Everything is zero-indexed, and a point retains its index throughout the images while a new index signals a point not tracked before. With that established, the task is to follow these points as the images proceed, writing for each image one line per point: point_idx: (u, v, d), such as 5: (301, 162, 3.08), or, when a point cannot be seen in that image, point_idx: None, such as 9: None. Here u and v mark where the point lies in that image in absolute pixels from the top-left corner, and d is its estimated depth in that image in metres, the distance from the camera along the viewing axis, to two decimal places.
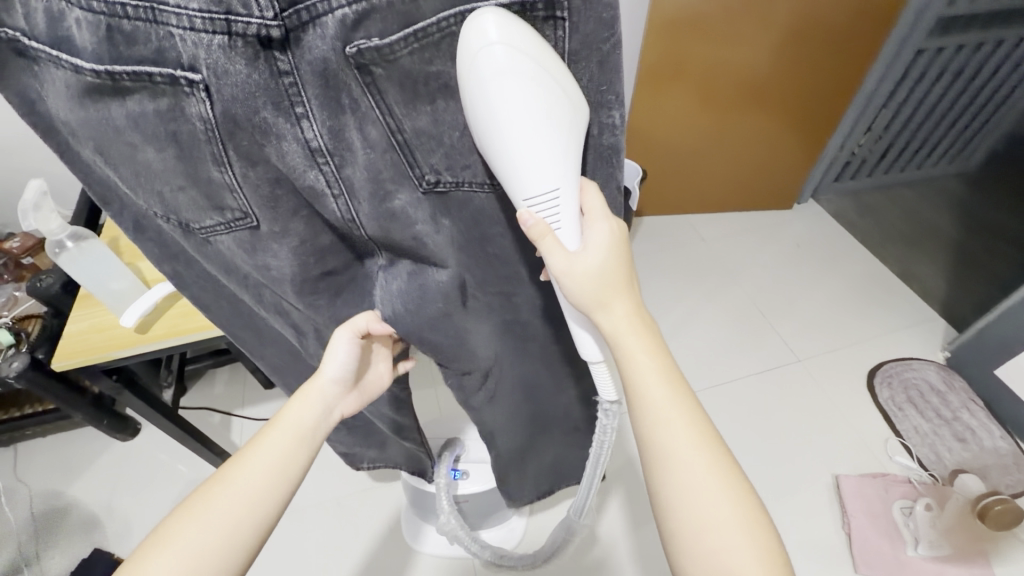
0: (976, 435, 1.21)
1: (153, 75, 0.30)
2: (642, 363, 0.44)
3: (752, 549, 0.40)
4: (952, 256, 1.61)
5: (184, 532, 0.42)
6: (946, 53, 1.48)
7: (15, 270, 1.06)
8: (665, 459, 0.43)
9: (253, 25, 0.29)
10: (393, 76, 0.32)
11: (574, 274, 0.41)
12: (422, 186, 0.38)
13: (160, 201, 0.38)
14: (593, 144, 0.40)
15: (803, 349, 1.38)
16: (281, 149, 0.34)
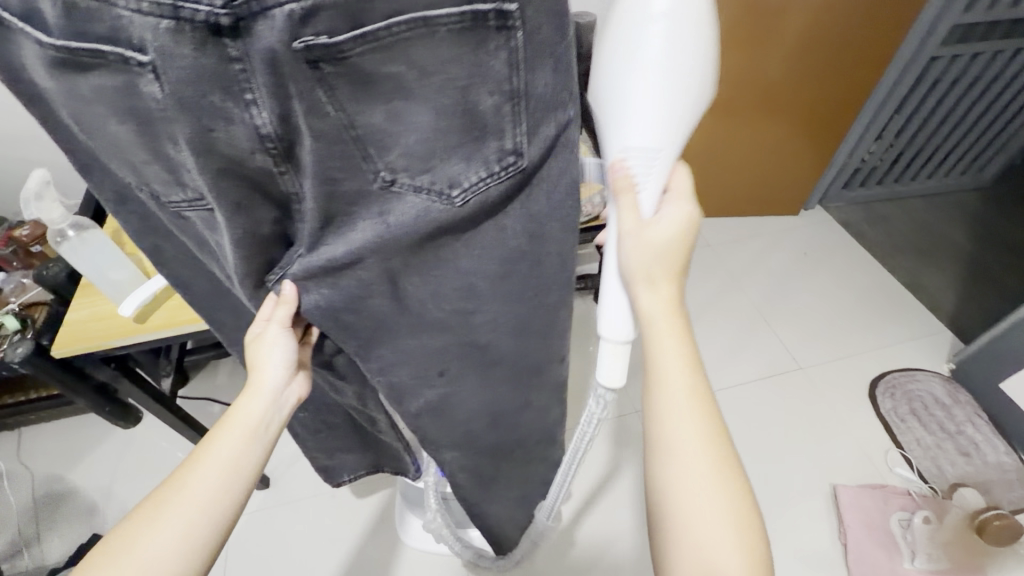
0: (980, 450, 1.19)
1: (107, 53, 0.29)
2: (666, 346, 0.44)
3: (738, 548, 0.40)
4: (961, 269, 1.59)
5: (143, 535, 0.40)
6: (961, 61, 1.45)
7: (25, 259, 1.09)
8: (669, 442, 0.43)
9: (202, 12, 0.27)
10: (343, 75, 0.30)
11: (638, 237, 0.43)
12: (376, 183, 0.36)
13: (133, 172, 0.37)
14: (551, 159, 0.38)
15: (805, 358, 1.36)
16: (229, 134, 0.33)
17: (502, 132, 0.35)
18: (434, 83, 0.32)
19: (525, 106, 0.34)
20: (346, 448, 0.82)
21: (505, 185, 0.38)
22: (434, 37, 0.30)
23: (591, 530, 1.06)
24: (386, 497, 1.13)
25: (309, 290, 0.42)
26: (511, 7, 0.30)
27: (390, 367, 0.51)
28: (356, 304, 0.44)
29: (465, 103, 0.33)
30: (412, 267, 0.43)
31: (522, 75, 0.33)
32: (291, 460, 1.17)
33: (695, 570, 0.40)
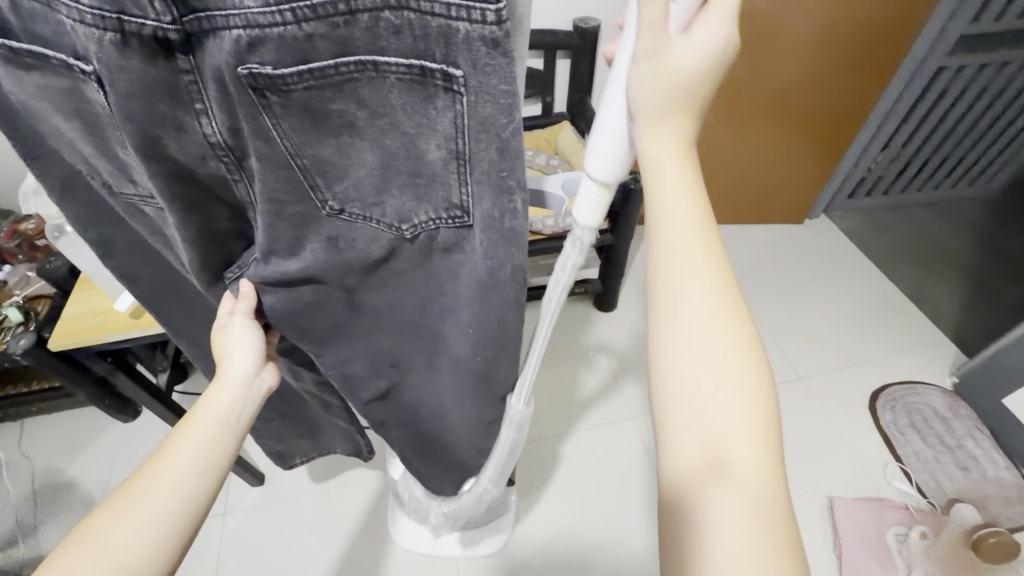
0: (979, 465, 1.17)
1: (50, 57, 0.29)
2: (671, 205, 0.35)
3: (752, 440, 0.33)
4: (966, 281, 1.57)
5: (111, 531, 0.38)
6: (968, 71, 1.44)
7: (30, 252, 1.13)
8: (673, 301, 0.35)
9: (148, 27, 0.27)
10: (287, 105, 0.30)
11: (665, 64, 0.31)
12: (324, 210, 0.38)
13: (83, 159, 0.39)
14: (492, 224, 0.37)
15: (803, 367, 1.35)
16: (175, 141, 0.33)
17: (449, 186, 0.36)
18: (382, 124, 0.33)
19: (470, 171, 0.34)
20: (292, 433, 0.84)
21: (451, 232, 0.39)
22: (383, 80, 0.30)
23: (583, 533, 1.07)
24: (378, 496, 1.13)
25: (265, 291, 0.45)
26: (457, 72, 0.29)
27: (345, 361, 0.55)
28: (309, 310, 0.47)
29: (415, 149, 0.34)
30: (365, 280, 0.45)
31: (467, 141, 0.33)
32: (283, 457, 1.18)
33: (697, 437, 0.33)
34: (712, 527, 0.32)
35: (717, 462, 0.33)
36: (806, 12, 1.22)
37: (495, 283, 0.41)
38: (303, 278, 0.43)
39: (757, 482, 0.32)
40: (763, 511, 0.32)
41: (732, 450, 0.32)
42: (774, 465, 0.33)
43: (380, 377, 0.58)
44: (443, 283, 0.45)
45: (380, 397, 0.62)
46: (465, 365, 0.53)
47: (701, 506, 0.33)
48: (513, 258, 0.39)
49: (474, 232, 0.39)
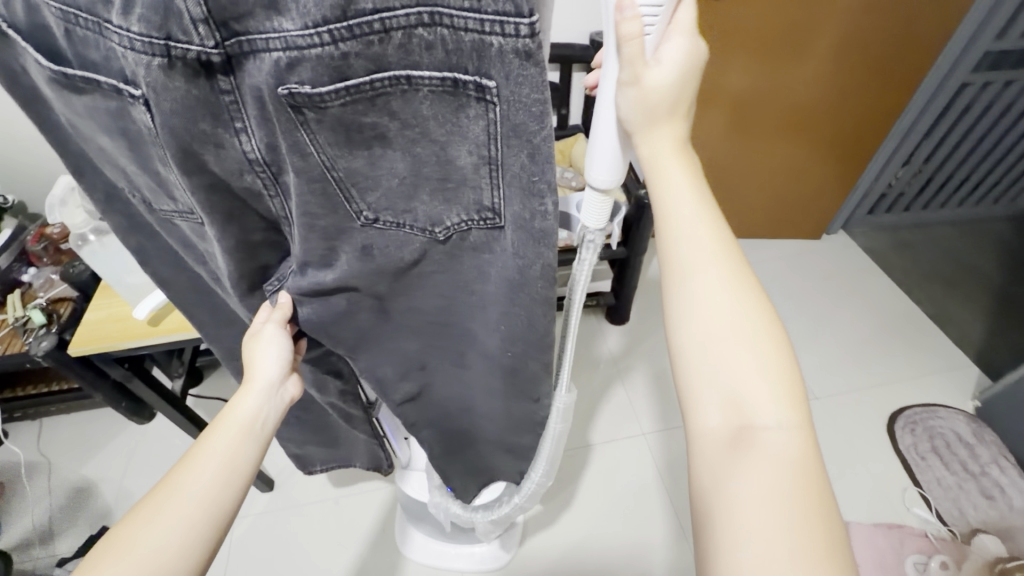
0: (1005, 494, 1.13)
1: (101, 82, 0.30)
2: (677, 187, 0.36)
3: (777, 403, 0.33)
4: (993, 303, 1.53)
5: (140, 536, 0.38)
6: (993, 87, 1.40)
7: (55, 254, 1.19)
8: (685, 278, 0.36)
9: (192, 52, 0.27)
10: (323, 121, 0.30)
11: (645, 90, 0.34)
12: (359, 220, 0.36)
13: (126, 178, 0.40)
14: (523, 224, 0.35)
15: (821, 387, 1.33)
16: (216, 157, 0.33)
17: (481, 189, 0.34)
18: (413, 134, 0.32)
19: (502, 177, 0.33)
20: (316, 440, 0.84)
21: (482, 232, 0.37)
22: (415, 93, 0.29)
23: (593, 552, 1.05)
24: (387, 505, 1.13)
25: (301, 303, 0.46)
26: (490, 83, 0.28)
27: (376, 366, 0.56)
28: (342, 318, 0.48)
29: (446, 156, 0.33)
30: (395, 287, 0.45)
31: (499, 146, 0.31)
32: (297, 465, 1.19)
33: (722, 400, 0.34)
34: (746, 491, 0.31)
35: (741, 426, 0.33)
36: (832, 22, 1.20)
37: (525, 280, 0.39)
38: (338, 286, 0.43)
39: (787, 446, 0.32)
40: (795, 470, 0.31)
41: (757, 414, 0.33)
42: (802, 428, 0.33)
43: (407, 379, 0.58)
44: (470, 283, 0.43)
45: (411, 398, 0.62)
46: (496, 359, 0.52)
47: (731, 473, 0.32)
48: (543, 257, 0.36)
49: (506, 234, 0.37)
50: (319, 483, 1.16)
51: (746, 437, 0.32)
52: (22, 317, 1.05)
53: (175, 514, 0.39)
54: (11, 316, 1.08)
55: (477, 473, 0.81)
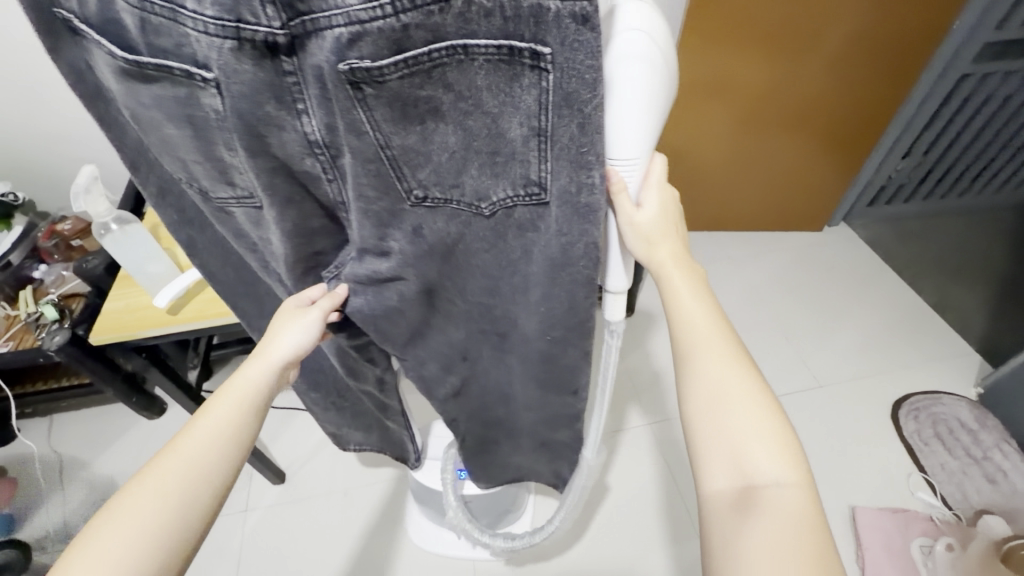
0: (1008, 478, 1.14)
1: (173, 68, 0.31)
2: (680, 286, 0.44)
3: (776, 464, 0.39)
4: (997, 292, 1.54)
5: (131, 502, 0.39)
6: (993, 78, 1.42)
7: (66, 251, 1.22)
8: (692, 358, 0.43)
9: (261, 33, 0.28)
10: (382, 96, 0.31)
11: (638, 223, 0.42)
12: (409, 200, 0.38)
13: (183, 168, 0.39)
14: (569, 201, 0.36)
15: (827, 377, 1.35)
16: (277, 139, 0.34)
17: (528, 163, 0.35)
18: (466, 107, 0.33)
19: (552, 149, 0.33)
20: (353, 425, 0.85)
21: (527, 208, 0.39)
22: (470, 63, 0.30)
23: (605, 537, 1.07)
24: (399, 497, 1.14)
25: (356, 294, 0.47)
26: (545, 49, 0.29)
27: (423, 363, 0.58)
28: (392, 315, 0.49)
29: (497, 128, 0.34)
30: (443, 270, 0.47)
31: (549, 116, 0.32)
32: (308, 456, 1.21)
33: (730, 460, 0.40)
34: (750, 544, 0.36)
35: (747, 486, 0.39)
36: (832, 19, 1.22)
37: (567, 260, 0.41)
38: (392, 277, 0.45)
39: (790, 503, 0.37)
40: (797, 526, 0.36)
41: (760, 475, 0.38)
42: (802, 486, 0.38)
43: (452, 372, 0.61)
44: (514, 263, 0.45)
45: (455, 392, 0.65)
46: (535, 347, 0.54)
47: (735, 526, 0.38)
48: (587, 234, 0.38)
49: (551, 209, 0.38)
50: (329, 474, 1.18)
51: (753, 495, 0.38)
52: (34, 311, 1.11)
53: (172, 480, 0.40)
54: (22, 311, 1.13)
55: (497, 459, 0.83)
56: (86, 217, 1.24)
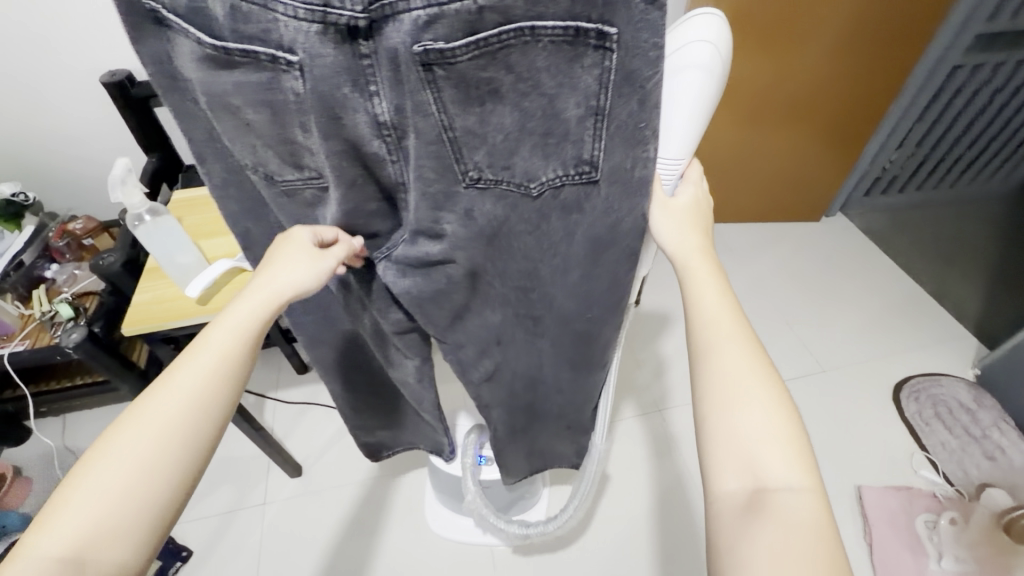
0: (1007, 454, 1.17)
1: (259, 53, 0.34)
2: (705, 283, 0.44)
3: (789, 468, 0.37)
4: (991, 276, 1.59)
5: (129, 432, 0.39)
6: (984, 69, 1.46)
7: (77, 251, 1.23)
8: (712, 353, 0.42)
9: (344, 17, 0.32)
10: (451, 77, 0.34)
11: (670, 207, 0.45)
12: (463, 181, 0.41)
13: (252, 153, 0.43)
14: (622, 175, 0.41)
15: (829, 361, 1.38)
16: (349, 121, 0.38)
17: (582, 144, 0.39)
18: (525, 88, 0.36)
19: (607, 127, 0.38)
20: (380, 424, 0.88)
21: (575, 188, 0.42)
22: (535, 45, 0.34)
23: (623, 520, 1.10)
24: (418, 486, 1.16)
25: (406, 274, 0.50)
26: (611, 30, 0.33)
27: (461, 346, 0.61)
28: (439, 296, 0.53)
29: (553, 108, 0.37)
30: (487, 255, 0.49)
31: (609, 95, 0.36)
32: (323, 449, 1.22)
33: (743, 460, 0.38)
34: (756, 548, 0.35)
35: (757, 489, 0.37)
36: (828, 15, 1.25)
37: (614, 238, 0.46)
38: (440, 259, 0.49)
39: (801, 510, 0.36)
40: (810, 530, 0.35)
41: (772, 478, 0.37)
42: (813, 493, 0.37)
43: (485, 357, 0.63)
44: (555, 246, 0.48)
45: (487, 376, 0.67)
46: (571, 323, 0.58)
47: (746, 530, 0.36)
48: (636, 208, 0.43)
49: (600, 187, 0.42)
50: (346, 468, 1.19)
51: (766, 498, 0.36)
52: (49, 310, 1.12)
53: (175, 414, 0.41)
54: (36, 310, 1.13)
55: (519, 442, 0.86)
56: (97, 216, 1.25)
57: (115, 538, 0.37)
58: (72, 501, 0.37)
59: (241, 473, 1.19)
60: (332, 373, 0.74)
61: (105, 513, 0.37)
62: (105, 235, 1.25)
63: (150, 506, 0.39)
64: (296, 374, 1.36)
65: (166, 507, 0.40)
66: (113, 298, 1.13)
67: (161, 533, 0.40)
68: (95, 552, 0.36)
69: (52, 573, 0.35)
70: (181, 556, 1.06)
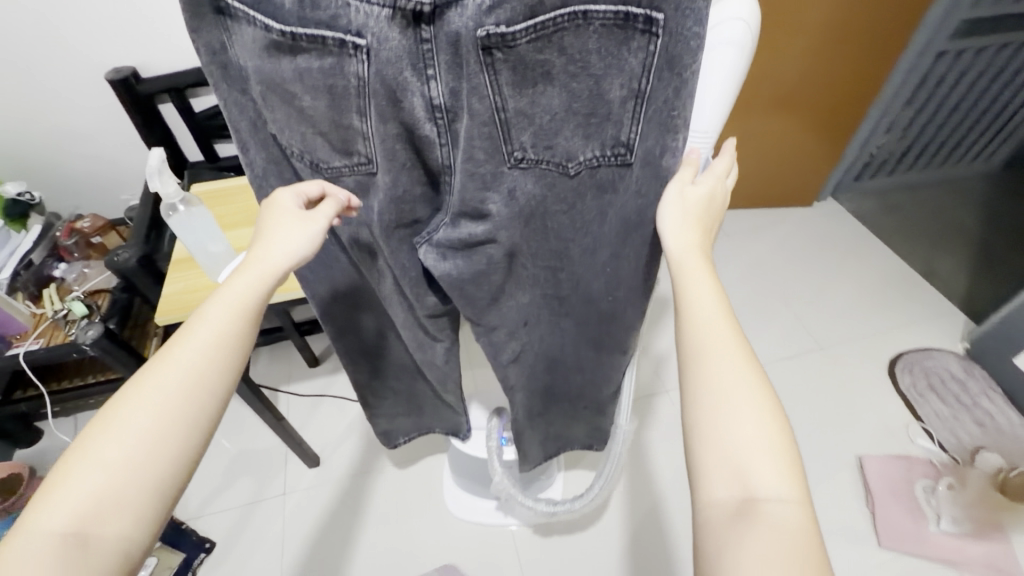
0: (996, 421, 1.24)
1: (326, 38, 0.36)
2: (698, 281, 0.41)
3: (780, 479, 0.34)
4: (976, 254, 1.65)
5: (133, 408, 0.41)
6: (966, 55, 1.51)
7: (85, 249, 1.22)
8: (701, 358, 0.39)
9: (413, 3, 0.34)
10: (508, 60, 0.36)
11: (686, 200, 0.42)
12: (509, 162, 0.42)
13: (302, 140, 0.44)
14: (652, 163, 0.41)
15: (826, 339, 1.44)
16: (407, 104, 0.39)
17: (621, 124, 0.40)
18: (574, 69, 0.37)
19: (646, 108, 0.38)
20: (400, 412, 0.89)
21: (610, 169, 0.43)
22: (587, 28, 0.35)
23: (638, 498, 1.12)
24: (437, 471, 1.18)
25: (448, 258, 0.50)
26: (659, 16, 0.34)
27: (494, 328, 0.61)
28: (479, 277, 0.53)
29: (599, 90, 0.38)
30: (525, 235, 0.49)
31: (650, 79, 0.37)
32: (338, 439, 1.24)
33: (732, 472, 0.35)
34: (745, 560, 0.32)
35: (744, 497, 0.34)
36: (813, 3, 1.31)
37: (640, 221, 0.46)
38: (484, 240, 0.49)
39: (790, 524, 0.33)
40: (800, 546, 0.32)
41: (761, 488, 0.34)
42: (803, 507, 0.34)
43: (514, 339, 0.63)
44: (588, 224, 0.49)
45: (514, 359, 0.67)
46: (597, 304, 0.58)
47: (732, 544, 0.33)
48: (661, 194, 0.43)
49: (633, 170, 0.43)
50: (363, 457, 1.21)
51: (754, 510, 0.33)
52: (61, 308, 1.12)
53: (175, 385, 0.42)
54: (48, 308, 1.12)
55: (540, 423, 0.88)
56: (104, 214, 1.25)
57: (119, 509, 0.38)
58: (76, 472, 0.39)
59: (259, 465, 1.20)
60: (360, 359, 0.75)
61: (109, 481, 0.39)
62: (113, 232, 1.25)
63: (153, 477, 0.40)
64: (306, 368, 1.37)
65: (170, 478, 0.41)
66: (124, 295, 1.15)
67: (167, 505, 0.41)
68: (103, 521, 0.38)
69: (62, 539, 0.37)
70: (206, 547, 1.07)
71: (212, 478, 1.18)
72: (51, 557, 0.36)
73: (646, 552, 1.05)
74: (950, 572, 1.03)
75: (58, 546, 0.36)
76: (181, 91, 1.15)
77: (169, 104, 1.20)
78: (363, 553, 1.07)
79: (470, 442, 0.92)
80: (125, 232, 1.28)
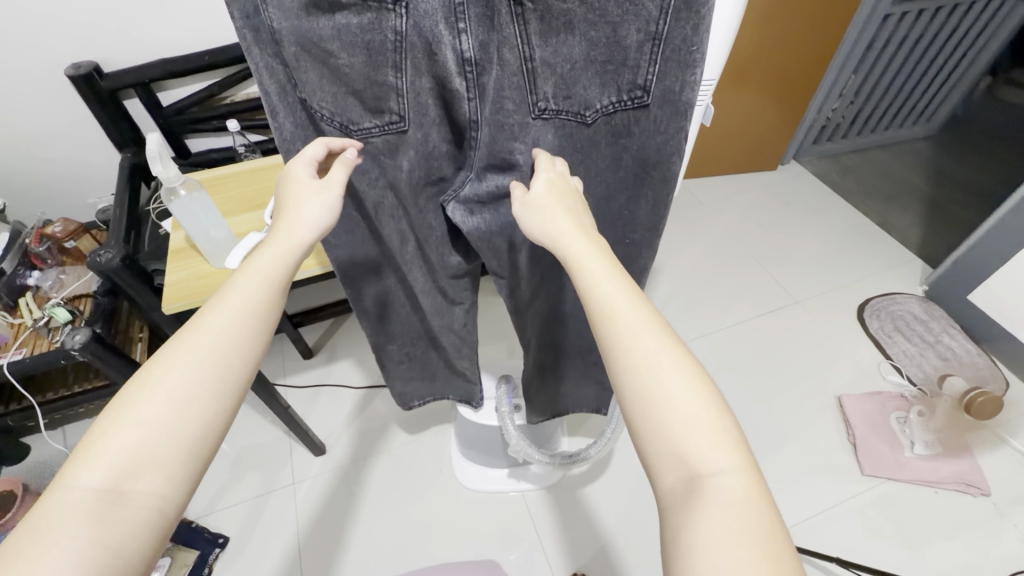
0: (956, 354, 1.34)
1: None
2: (594, 270, 0.40)
3: (718, 450, 0.34)
4: (926, 206, 1.77)
5: (164, 372, 0.37)
6: (909, 18, 1.60)
7: (58, 256, 1.16)
8: (610, 342, 0.38)
9: None
10: (536, 9, 0.41)
11: (529, 200, 0.45)
12: (534, 112, 0.46)
13: (337, 102, 0.47)
14: (670, 99, 0.44)
15: (800, 292, 1.52)
16: (440, 57, 0.44)
17: (637, 68, 0.43)
18: (594, 18, 0.41)
19: (664, 50, 0.42)
20: (413, 383, 0.92)
21: (626, 113, 0.47)
22: None
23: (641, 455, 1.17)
24: (446, 445, 1.22)
25: (477, 212, 0.56)
26: None
27: (516, 278, 0.66)
28: (505, 227, 0.58)
29: (616, 36, 0.42)
30: None
31: (667, 21, 0.40)
32: (344, 426, 1.25)
33: (670, 451, 0.34)
34: (703, 538, 0.31)
35: (691, 476, 0.34)
36: None
37: (659, 159, 0.49)
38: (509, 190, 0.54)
39: (734, 491, 0.33)
40: (749, 512, 0.32)
41: (701, 464, 0.34)
42: (746, 472, 0.34)
43: (533, 287, 0.68)
44: (603, 170, 0.53)
45: (531, 307, 0.72)
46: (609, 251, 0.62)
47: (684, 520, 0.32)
48: (681, 130, 0.46)
49: (650, 111, 0.46)
50: (369, 441, 1.22)
51: (701, 488, 0.33)
52: (41, 316, 1.07)
53: (209, 350, 0.38)
54: (27, 318, 1.07)
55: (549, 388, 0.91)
56: (75, 218, 1.20)
57: (155, 471, 0.35)
58: (100, 444, 0.35)
59: (266, 457, 1.20)
60: (377, 327, 0.78)
61: (139, 446, 0.35)
62: (86, 237, 1.20)
63: (186, 449, 0.36)
64: (301, 360, 1.37)
65: (200, 451, 0.37)
66: (107, 299, 1.12)
67: (196, 475, 0.37)
68: (133, 483, 0.34)
69: (91, 501, 0.33)
70: (220, 542, 1.06)
71: (218, 474, 1.17)
72: (78, 520, 0.32)
73: (651, 503, 1.11)
74: (927, 491, 1.13)
75: (88, 508, 0.33)
76: (147, 86, 1.11)
77: (135, 98, 1.14)
78: (380, 532, 1.09)
79: (481, 414, 0.93)
80: (99, 235, 1.24)
